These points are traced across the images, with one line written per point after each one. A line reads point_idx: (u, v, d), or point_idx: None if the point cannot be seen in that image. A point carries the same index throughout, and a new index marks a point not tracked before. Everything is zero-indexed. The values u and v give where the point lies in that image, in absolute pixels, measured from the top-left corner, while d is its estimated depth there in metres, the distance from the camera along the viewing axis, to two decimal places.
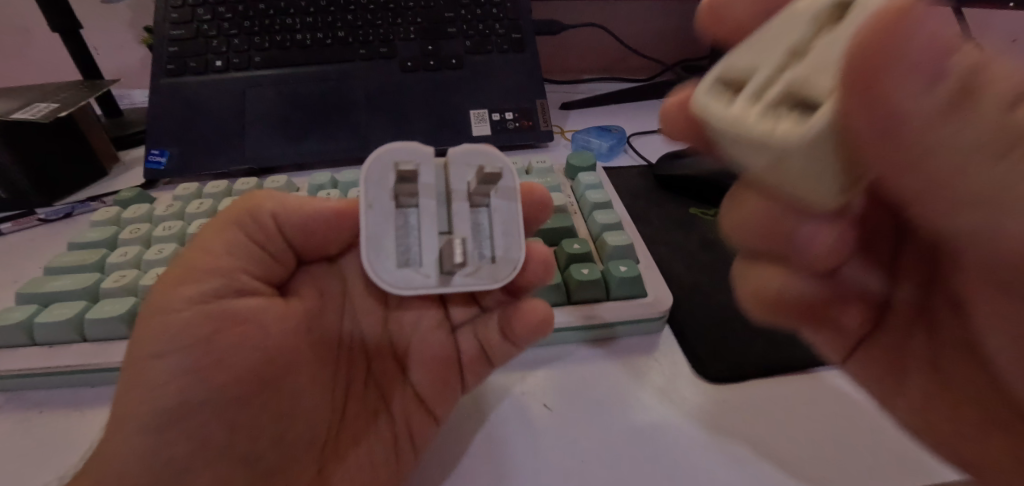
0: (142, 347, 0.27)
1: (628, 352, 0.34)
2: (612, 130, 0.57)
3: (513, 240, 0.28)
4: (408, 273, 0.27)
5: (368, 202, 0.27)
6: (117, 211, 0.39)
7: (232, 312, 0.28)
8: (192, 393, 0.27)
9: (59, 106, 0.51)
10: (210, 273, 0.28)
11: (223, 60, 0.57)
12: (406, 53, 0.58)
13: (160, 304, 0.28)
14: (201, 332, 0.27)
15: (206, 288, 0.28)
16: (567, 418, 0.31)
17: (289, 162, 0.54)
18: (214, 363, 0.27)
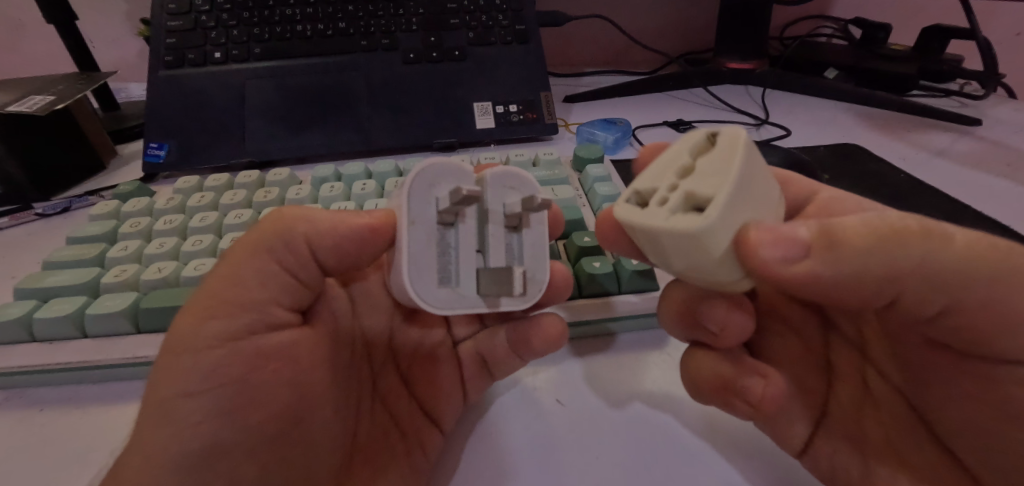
0: (164, 391, 0.24)
1: (635, 346, 0.34)
2: (617, 123, 0.57)
3: (543, 264, 0.28)
4: (449, 294, 0.26)
5: (411, 220, 0.25)
6: (117, 204, 0.39)
7: (262, 351, 0.26)
8: (222, 438, 0.25)
9: (55, 98, 0.50)
10: (242, 308, 0.26)
11: (222, 52, 0.56)
12: (407, 45, 0.57)
13: (183, 334, 0.25)
14: (235, 374, 0.25)
15: (237, 325, 0.26)
16: (580, 414, 0.30)
17: (289, 155, 0.53)
18: (246, 406, 0.25)
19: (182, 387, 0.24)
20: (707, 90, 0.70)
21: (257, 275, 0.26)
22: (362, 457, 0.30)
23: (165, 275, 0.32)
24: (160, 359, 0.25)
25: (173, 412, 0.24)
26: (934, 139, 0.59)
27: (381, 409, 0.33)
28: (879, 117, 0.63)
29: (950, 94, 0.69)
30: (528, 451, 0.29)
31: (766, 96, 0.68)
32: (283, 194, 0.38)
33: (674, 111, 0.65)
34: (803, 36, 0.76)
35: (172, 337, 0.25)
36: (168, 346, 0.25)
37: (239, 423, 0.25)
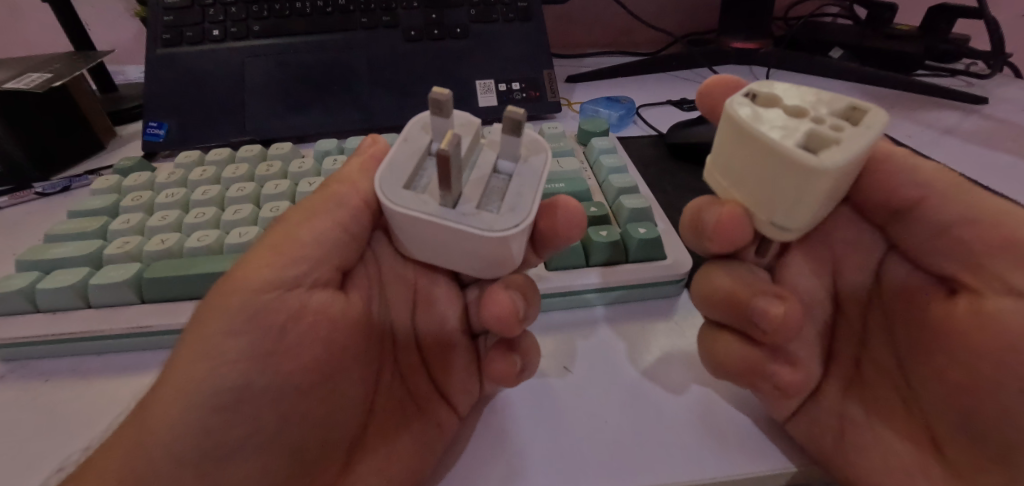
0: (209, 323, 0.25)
1: (642, 312, 0.35)
2: (621, 101, 0.56)
3: (526, 201, 0.23)
4: (404, 198, 0.23)
5: (404, 135, 0.25)
6: (118, 179, 0.38)
7: (303, 305, 0.27)
8: (256, 380, 0.25)
9: (52, 76, 0.49)
10: (298, 257, 0.26)
11: (220, 29, 0.55)
12: (409, 22, 0.56)
13: (238, 275, 0.26)
14: (277, 320, 0.26)
15: (287, 273, 0.26)
16: (595, 378, 0.31)
17: (290, 134, 0.52)
18: (281, 353, 0.26)
19: (223, 325, 0.25)
20: (711, 70, 0.69)
21: (312, 228, 0.27)
22: (382, 426, 0.30)
23: (169, 246, 0.32)
24: (212, 295, 0.26)
25: (214, 347, 0.25)
26: (941, 117, 0.59)
27: (399, 388, 0.32)
28: (884, 96, 0.63)
29: (955, 74, 0.68)
30: (525, 419, 0.29)
31: (770, 76, 0.67)
32: (286, 168, 0.38)
33: (677, 91, 0.65)
34: (807, 15, 0.74)
35: (226, 278, 0.26)
36: (221, 285, 0.26)
37: (271, 369, 0.26)
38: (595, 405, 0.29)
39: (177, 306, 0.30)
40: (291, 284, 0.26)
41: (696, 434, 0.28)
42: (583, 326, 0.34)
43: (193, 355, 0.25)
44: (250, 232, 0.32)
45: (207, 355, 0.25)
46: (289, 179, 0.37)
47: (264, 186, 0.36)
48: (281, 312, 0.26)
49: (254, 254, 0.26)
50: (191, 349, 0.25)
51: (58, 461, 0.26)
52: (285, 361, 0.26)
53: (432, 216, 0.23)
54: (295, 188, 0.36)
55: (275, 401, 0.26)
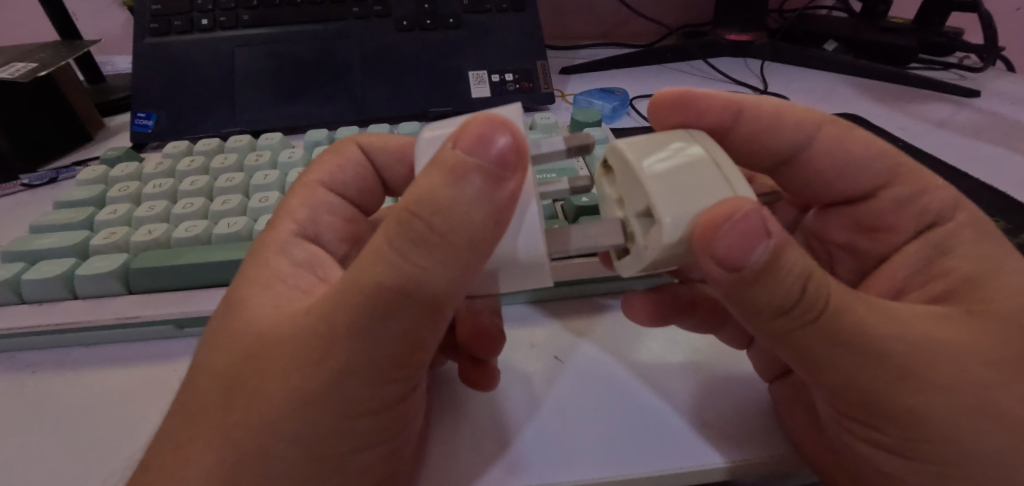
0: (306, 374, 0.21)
1: (614, 307, 0.35)
2: (614, 92, 0.56)
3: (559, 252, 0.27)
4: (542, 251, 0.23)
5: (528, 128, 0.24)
6: (105, 169, 0.38)
7: (397, 400, 0.24)
8: (345, 452, 0.23)
9: (37, 66, 0.49)
10: (413, 345, 0.23)
11: (209, 18, 0.54)
12: (400, 12, 0.55)
13: (262, 327, 0.23)
14: (374, 407, 0.23)
15: (394, 364, 0.23)
16: (597, 380, 0.30)
17: (281, 124, 0.52)
18: (361, 431, 0.23)
19: (329, 404, 0.22)
20: (706, 62, 0.69)
21: (400, 317, 0.21)
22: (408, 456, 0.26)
23: (156, 237, 0.32)
24: (255, 389, 0.22)
25: (304, 412, 0.22)
26: (933, 110, 0.59)
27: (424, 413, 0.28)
28: (876, 88, 0.63)
29: (949, 67, 0.68)
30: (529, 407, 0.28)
31: (764, 69, 0.67)
32: (275, 158, 0.38)
33: (672, 82, 0.64)
34: (802, 7, 0.74)
35: (260, 345, 0.23)
36: (225, 334, 0.24)
37: (358, 446, 0.24)
38: (629, 398, 0.29)
39: (164, 295, 0.30)
40: (405, 356, 0.23)
41: (715, 430, 0.27)
42: (565, 313, 0.35)
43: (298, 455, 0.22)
44: (239, 222, 0.32)
45: (319, 424, 0.22)
46: (278, 169, 0.37)
47: (253, 176, 0.36)
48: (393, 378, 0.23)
49: (307, 343, 0.22)
50: (280, 448, 0.22)
51: (42, 453, 0.25)
52: (399, 413, 0.24)
53: (543, 272, 0.24)
54: (285, 178, 0.36)
55: (383, 448, 0.24)
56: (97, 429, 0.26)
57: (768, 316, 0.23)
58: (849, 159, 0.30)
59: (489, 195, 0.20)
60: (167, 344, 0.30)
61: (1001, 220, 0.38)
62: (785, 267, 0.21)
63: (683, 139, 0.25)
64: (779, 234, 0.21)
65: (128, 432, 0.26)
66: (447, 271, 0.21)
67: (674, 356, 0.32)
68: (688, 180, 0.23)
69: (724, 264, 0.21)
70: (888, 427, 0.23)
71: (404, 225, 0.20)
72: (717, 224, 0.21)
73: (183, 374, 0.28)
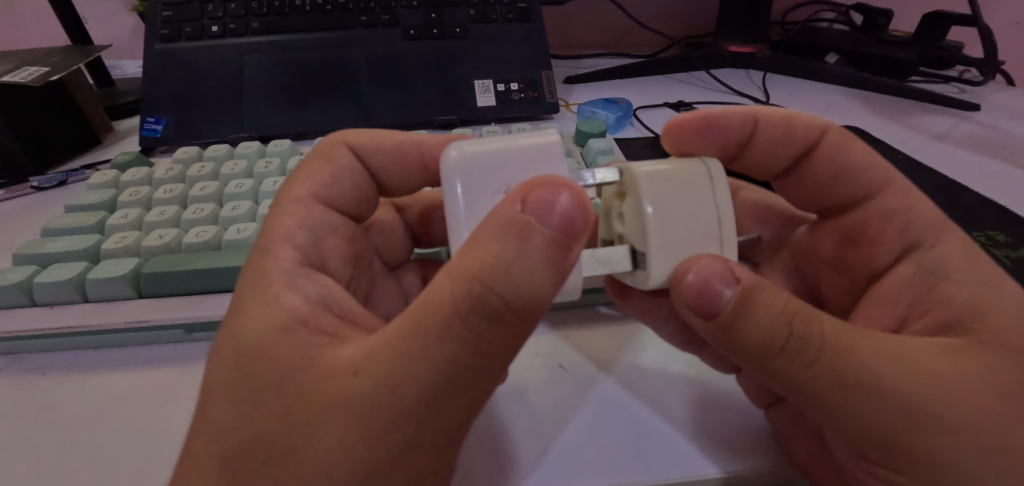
0: (364, 433, 0.21)
1: (616, 317, 0.35)
2: (618, 102, 0.56)
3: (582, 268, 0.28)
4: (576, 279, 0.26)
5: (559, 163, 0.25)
6: (116, 174, 0.38)
7: (443, 459, 0.23)
8: None
9: (49, 70, 0.49)
10: (467, 406, 0.22)
11: (219, 25, 0.55)
12: (407, 21, 0.56)
13: (276, 347, 0.23)
14: (421, 467, 0.22)
15: (449, 425, 0.22)
16: (609, 398, 0.30)
17: (288, 130, 0.52)
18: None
19: (379, 465, 0.21)
20: (710, 73, 0.70)
21: (467, 389, 0.22)
22: None
23: (166, 242, 0.32)
24: (306, 454, 0.21)
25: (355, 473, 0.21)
26: (934, 123, 0.59)
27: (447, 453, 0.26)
28: (878, 101, 0.63)
29: (948, 81, 0.69)
30: (541, 432, 0.28)
31: (767, 81, 0.68)
32: (284, 164, 0.38)
33: (675, 93, 0.65)
34: (804, 20, 0.75)
35: (282, 363, 0.23)
36: (235, 350, 0.24)
37: None
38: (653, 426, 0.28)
39: (173, 300, 0.30)
40: (464, 424, 0.23)
41: (734, 454, 0.27)
42: (577, 322, 0.35)
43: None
44: (248, 228, 0.33)
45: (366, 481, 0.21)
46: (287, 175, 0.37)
47: (262, 183, 0.36)
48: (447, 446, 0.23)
49: (364, 408, 0.21)
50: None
51: (52, 456, 0.26)
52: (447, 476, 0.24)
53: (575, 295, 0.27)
54: None
55: None
56: (107, 432, 0.26)
57: (755, 354, 0.24)
58: (848, 165, 0.31)
59: (551, 261, 0.21)
60: (176, 349, 0.30)
61: (1000, 234, 0.38)
62: (760, 306, 0.23)
63: (693, 170, 0.26)
64: (748, 280, 0.24)
65: (137, 436, 0.26)
66: (504, 337, 0.22)
67: (680, 371, 0.32)
68: (686, 226, 0.25)
69: (698, 310, 0.24)
70: (874, 454, 0.24)
71: (479, 299, 0.21)
72: (678, 277, 0.24)
73: (192, 379, 0.29)
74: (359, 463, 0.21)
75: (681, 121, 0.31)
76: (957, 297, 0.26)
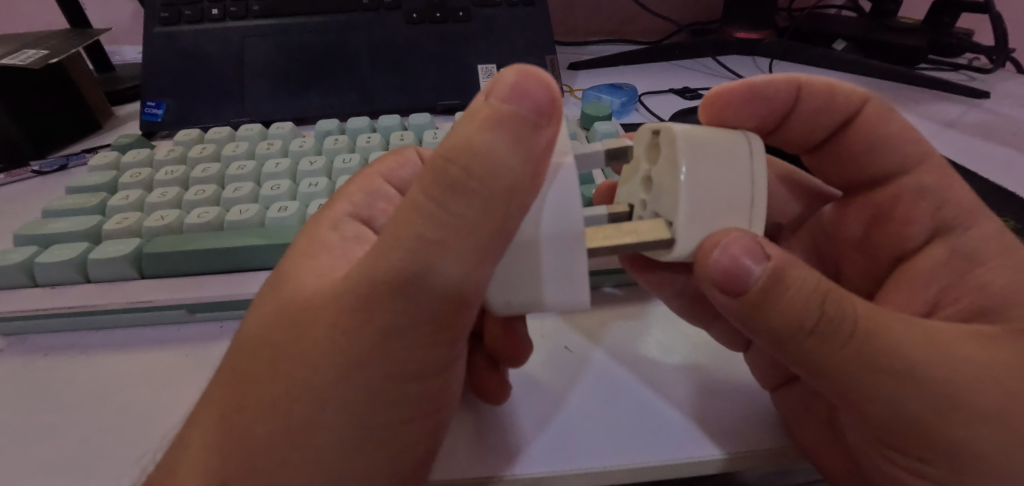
0: (341, 329, 0.22)
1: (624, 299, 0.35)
2: (623, 88, 0.56)
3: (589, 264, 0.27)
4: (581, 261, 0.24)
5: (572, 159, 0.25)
6: (116, 155, 0.38)
7: (426, 360, 0.23)
8: (372, 409, 0.23)
9: (48, 53, 0.49)
10: (450, 299, 0.22)
11: (219, 8, 0.54)
12: (410, 4, 0.55)
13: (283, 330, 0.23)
14: (400, 364, 0.22)
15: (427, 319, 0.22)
16: (616, 375, 0.30)
17: (290, 115, 0.52)
18: (388, 387, 0.23)
19: (354, 360, 0.22)
20: (716, 60, 0.69)
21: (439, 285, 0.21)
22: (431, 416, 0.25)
23: (168, 223, 0.32)
24: (293, 358, 0.22)
25: (334, 373, 0.22)
26: (943, 110, 0.59)
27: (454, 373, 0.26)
28: (887, 88, 0.62)
29: (957, 68, 0.68)
30: (552, 410, 0.28)
31: (773, 68, 0.67)
32: (286, 146, 0.38)
33: (680, 79, 0.64)
34: (811, 6, 0.74)
35: (292, 298, 0.24)
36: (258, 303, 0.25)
37: (386, 401, 0.23)
38: (640, 384, 0.29)
39: (176, 281, 0.30)
40: (446, 326, 0.23)
41: (716, 414, 0.28)
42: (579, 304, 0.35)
43: (351, 428, 0.23)
44: (252, 210, 0.32)
45: (347, 378, 0.22)
46: (289, 157, 0.37)
47: (264, 165, 0.36)
48: (434, 351, 0.23)
49: (341, 319, 0.22)
50: (324, 417, 0.22)
51: (54, 435, 0.26)
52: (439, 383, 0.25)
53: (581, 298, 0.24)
54: (297, 167, 0.36)
55: (414, 410, 0.24)
56: (110, 411, 0.26)
57: (780, 336, 0.23)
58: (874, 139, 0.31)
59: (522, 140, 0.20)
60: (179, 329, 0.30)
61: (1010, 220, 0.38)
62: (792, 284, 0.22)
63: (739, 147, 0.25)
64: (777, 256, 0.23)
65: (140, 415, 0.26)
66: (483, 222, 0.20)
67: (681, 347, 0.32)
68: (715, 190, 0.24)
69: (723, 288, 0.23)
70: (891, 442, 0.24)
71: (438, 171, 0.20)
72: (707, 251, 0.23)
73: (196, 360, 0.29)
74: (337, 362, 0.22)
75: (723, 91, 0.31)
76: (997, 287, 0.26)
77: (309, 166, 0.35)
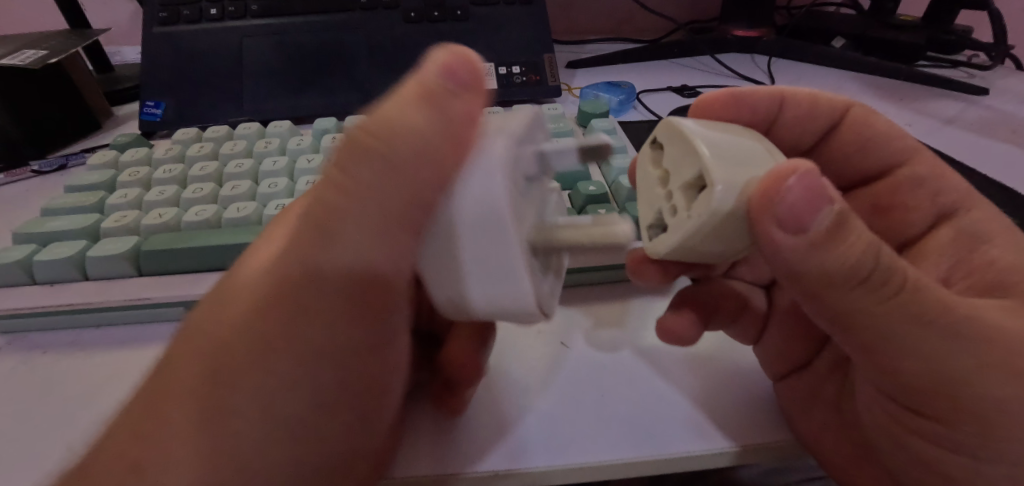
0: (261, 312, 0.21)
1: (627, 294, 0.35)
2: (621, 86, 0.56)
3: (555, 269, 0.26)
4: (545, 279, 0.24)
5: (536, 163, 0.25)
6: (115, 154, 0.38)
7: (342, 354, 0.23)
8: (289, 412, 0.22)
9: (48, 53, 0.49)
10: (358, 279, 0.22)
11: (217, 8, 0.54)
12: (408, 3, 0.55)
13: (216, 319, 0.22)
14: (315, 359, 0.22)
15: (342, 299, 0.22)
16: (620, 369, 0.30)
17: (288, 114, 0.52)
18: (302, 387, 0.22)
19: (270, 354, 0.21)
20: (714, 58, 0.69)
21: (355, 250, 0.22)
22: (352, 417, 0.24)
23: (166, 221, 0.32)
24: (213, 346, 0.21)
25: (253, 368, 0.21)
26: (943, 107, 0.58)
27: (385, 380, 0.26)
28: (886, 85, 0.62)
29: (957, 65, 0.67)
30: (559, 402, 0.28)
31: (772, 65, 0.67)
32: (284, 144, 0.38)
33: (678, 77, 0.64)
34: (810, 3, 0.74)
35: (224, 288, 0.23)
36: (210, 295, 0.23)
37: (303, 401, 0.22)
38: (641, 379, 0.29)
39: (174, 278, 0.30)
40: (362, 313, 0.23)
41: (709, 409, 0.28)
42: (581, 300, 0.34)
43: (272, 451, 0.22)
44: (249, 208, 0.32)
45: (262, 374, 0.21)
46: (287, 155, 0.37)
47: (262, 163, 0.36)
48: (360, 358, 0.24)
49: (261, 303, 0.22)
50: (235, 423, 0.21)
51: (51, 432, 0.26)
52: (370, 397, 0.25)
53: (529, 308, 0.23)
54: (294, 165, 0.36)
55: (330, 409, 0.23)
56: (108, 408, 0.26)
57: (828, 283, 0.21)
58: (867, 136, 0.32)
59: (442, 111, 0.21)
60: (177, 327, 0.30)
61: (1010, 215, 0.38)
62: (851, 231, 0.21)
63: (744, 132, 0.25)
64: (840, 200, 0.21)
65: None
66: (391, 189, 0.21)
67: (681, 343, 0.32)
68: (739, 150, 0.23)
69: (784, 225, 0.20)
70: (924, 406, 0.23)
71: (362, 146, 0.21)
72: (774, 183, 0.20)
73: None
74: (254, 352, 0.21)
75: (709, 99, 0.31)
76: (1005, 263, 0.25)
77: (306, 163, 0.35)
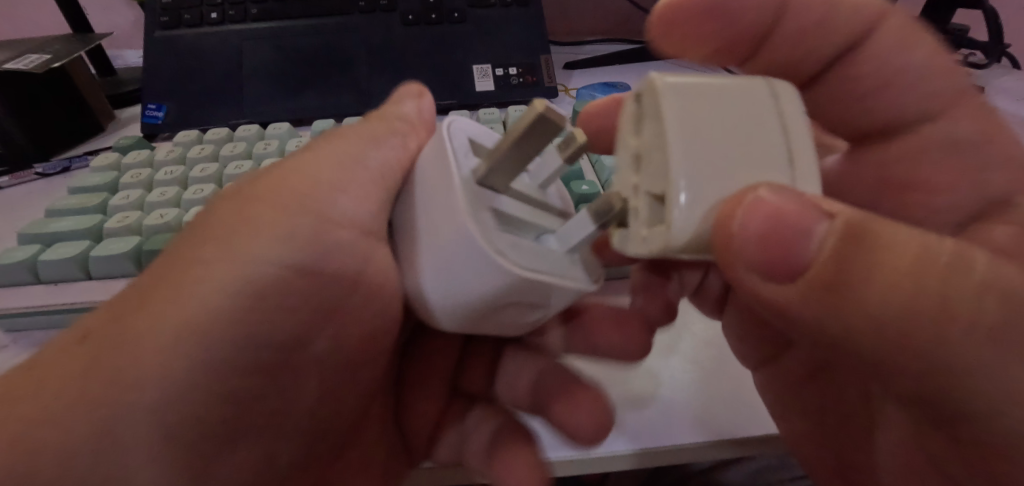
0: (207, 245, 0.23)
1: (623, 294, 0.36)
2: (617, 86, 0.57)
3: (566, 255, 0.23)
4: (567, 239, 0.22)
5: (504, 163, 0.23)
6: (117, 157, 0.39)
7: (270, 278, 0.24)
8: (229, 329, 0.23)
9: (51, 57, 0.50)
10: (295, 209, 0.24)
11: (218, 12, 0.55)
12: (406, 6, 0.56)
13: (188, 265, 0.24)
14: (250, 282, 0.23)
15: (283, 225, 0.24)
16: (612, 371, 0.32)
17: (287, 116, 0.52)
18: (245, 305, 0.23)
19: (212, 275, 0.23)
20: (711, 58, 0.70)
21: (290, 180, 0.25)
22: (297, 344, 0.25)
23: (167, 221, 0.33)
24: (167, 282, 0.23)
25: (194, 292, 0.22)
26: None
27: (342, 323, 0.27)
28: None
29: None
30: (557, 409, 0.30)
31: None
32: (282, 146, 0.39)
33: None
34: None
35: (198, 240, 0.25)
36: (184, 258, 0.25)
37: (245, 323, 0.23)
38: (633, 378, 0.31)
39: None
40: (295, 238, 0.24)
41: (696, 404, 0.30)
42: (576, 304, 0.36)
43: (177, 438, 0.23)
44: None
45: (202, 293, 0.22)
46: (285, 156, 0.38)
47: (260, 164, 0.37)
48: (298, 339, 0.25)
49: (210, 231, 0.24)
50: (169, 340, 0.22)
51: None
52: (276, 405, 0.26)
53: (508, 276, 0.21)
54: None
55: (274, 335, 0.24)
56: None
57: (822, 333, 0.20)
58: (892, 70, 0.29)
59: None
60: None
61: None
62: (858, 250, 0.17)
63: (761, 93, 0.20)
64: (836, 210, 0.17)
65: None
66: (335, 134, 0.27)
67: (673, 342, 0.34)
68: (729, 136, 0.18)
69: (765, 260, 0.18)
70: (980, 471, 0.22)
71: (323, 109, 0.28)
72: (731, 206, 0.17)
73: None
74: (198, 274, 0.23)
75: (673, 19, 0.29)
76: None
77: None
